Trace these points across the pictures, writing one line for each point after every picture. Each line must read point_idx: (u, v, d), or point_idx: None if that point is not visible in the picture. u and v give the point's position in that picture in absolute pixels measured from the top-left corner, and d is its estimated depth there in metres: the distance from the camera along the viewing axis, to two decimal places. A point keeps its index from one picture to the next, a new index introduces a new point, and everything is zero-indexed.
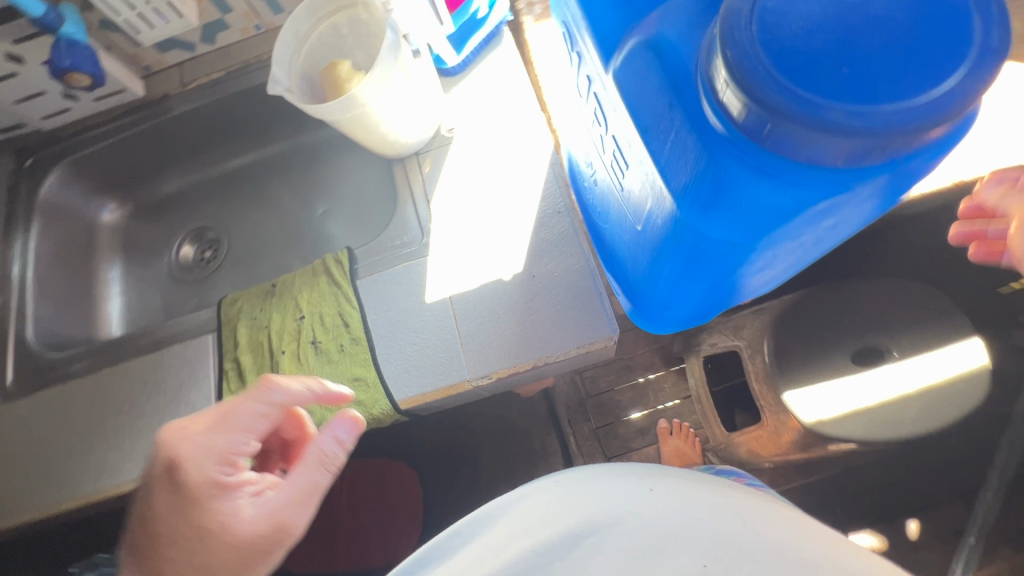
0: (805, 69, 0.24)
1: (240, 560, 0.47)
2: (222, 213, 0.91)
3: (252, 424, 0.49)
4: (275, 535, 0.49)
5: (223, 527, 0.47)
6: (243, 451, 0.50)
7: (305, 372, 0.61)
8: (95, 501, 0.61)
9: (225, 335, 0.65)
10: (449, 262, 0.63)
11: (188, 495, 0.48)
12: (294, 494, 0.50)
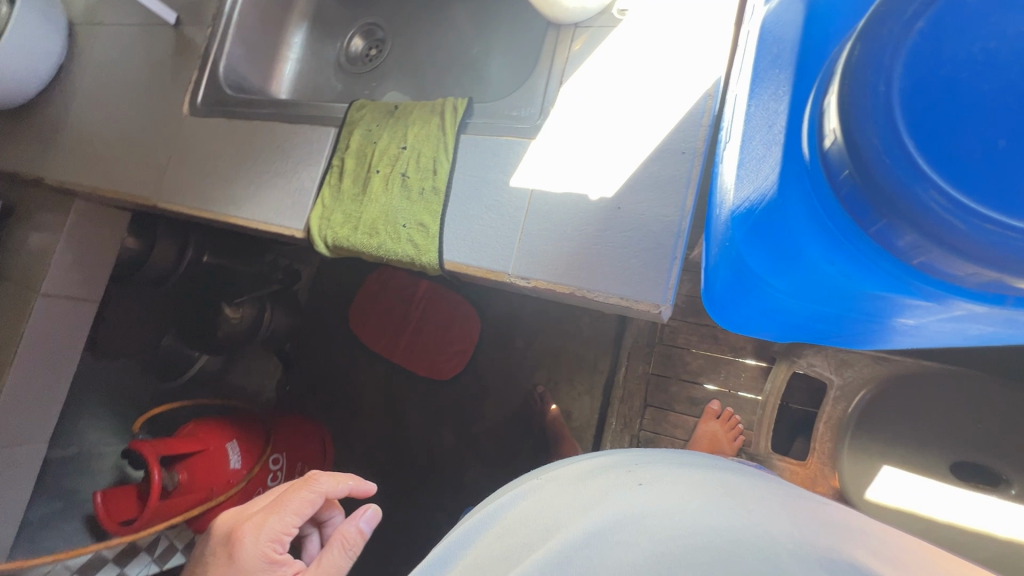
0: (928, 158, 0.24)
1: None
2: (397, 17, 0.94)
3: (296, 513, 0.48)
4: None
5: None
6: (280, 543, 0.48)
7: (387, 197, 0.66)
8: (221, 221, 0.77)
9: (343, 134, 0.71)
10: (550, 155, 0.60)
11: (239, 568, 0.45)
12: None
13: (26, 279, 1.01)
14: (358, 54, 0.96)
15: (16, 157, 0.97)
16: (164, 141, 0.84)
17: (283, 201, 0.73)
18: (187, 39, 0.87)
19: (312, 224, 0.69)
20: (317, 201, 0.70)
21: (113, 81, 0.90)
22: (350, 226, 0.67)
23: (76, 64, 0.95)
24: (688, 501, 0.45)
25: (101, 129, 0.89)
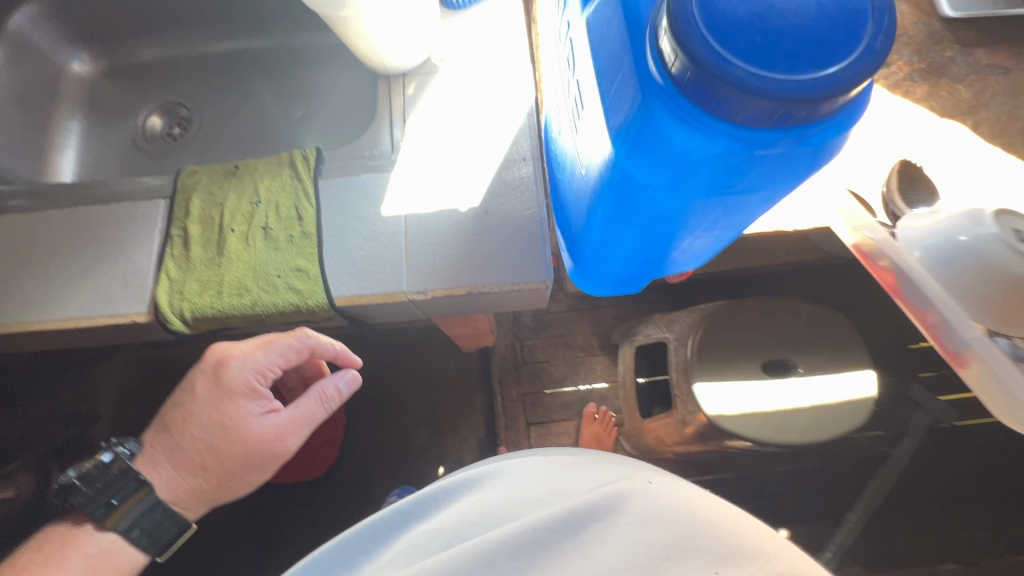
0: (728, 25, 0.28)
1: (236, 461, 0.56)
2: (197, 94, 0.90)
3: (280, 354, 0.58)
4: (267, 452, 0.57)
5: (239, 426, 0.56)
6: (262, 376, 0.58)
7: (251, 253, 0.63)
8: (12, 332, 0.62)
9: (179, 203, 0.66)
10: (410, 183, 0.66)
11: (226, 387, 0.56)
12: (291, 424, 0.58)
13: None
14: (155, 130, 0.88)
15: None
16: None
17: (110, 287, 0.63)
18: None
19: (160, 302, 0.61)
20: (160, 276, 0.62)
21: None
22: (212, 292, 0.61)
23: None
24: (653, 496, 0.44)
25: None
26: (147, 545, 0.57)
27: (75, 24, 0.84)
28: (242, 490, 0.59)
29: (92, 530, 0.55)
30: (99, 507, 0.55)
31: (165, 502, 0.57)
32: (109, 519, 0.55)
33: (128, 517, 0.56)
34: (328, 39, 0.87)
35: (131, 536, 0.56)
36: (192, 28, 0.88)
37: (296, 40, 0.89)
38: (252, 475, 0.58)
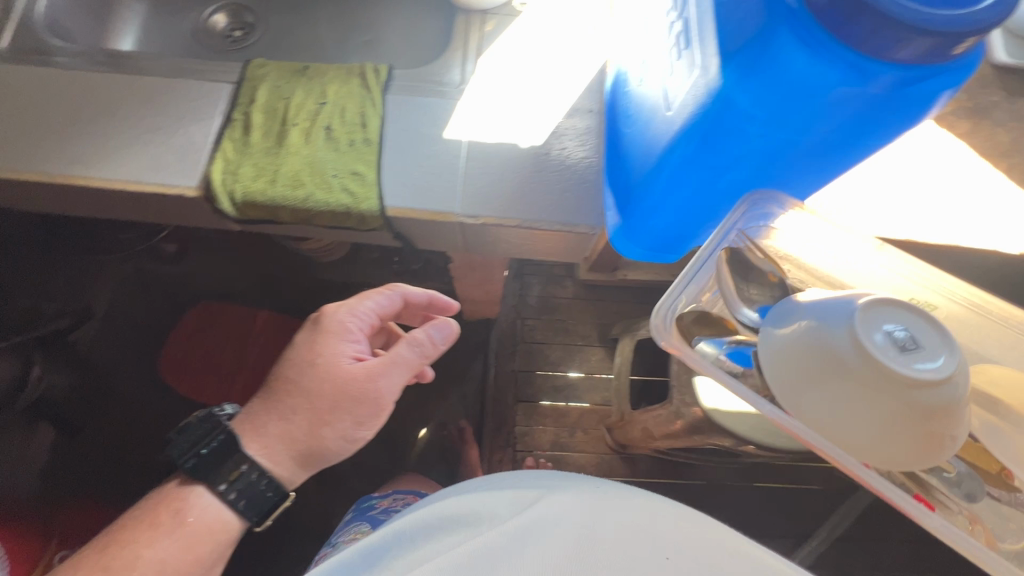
0: None
1: (324, 401, 0.60)
2: (264, 1, 0.89)
3: (372, 300, 0.65)
4: (363, 386, 0.60)
5: (333, 360, 0.61)
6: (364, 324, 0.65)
7: (310, 149, 0.63)
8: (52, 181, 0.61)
9: (244, 90, 0.66)
10: (476, 114, 0.67)
11: (322, 327, 0.63)
12: (379, 366, 0.60)
13: None
14: (217, 29, 0.87)
15: None
16: None
17: (163, 157, 0.62)
18: None
19: (213, 179, 0.60)
20: (217, 155, 0.62)
21: None
22: (266, 180, 0.61)
23: None
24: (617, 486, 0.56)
25: None
26: (242, 506, 0.62)
27: None
28: (333, 441, 0.61)
29: (196, 492, 0.62)
30: (200, 465, 0.61)
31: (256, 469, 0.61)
32: (209, 479, 0.61)
33: (222, 477, 0.61)
34: None
35: (227, 496, 0.61)
36: None
37: None
38: (347, 412, 0.60)
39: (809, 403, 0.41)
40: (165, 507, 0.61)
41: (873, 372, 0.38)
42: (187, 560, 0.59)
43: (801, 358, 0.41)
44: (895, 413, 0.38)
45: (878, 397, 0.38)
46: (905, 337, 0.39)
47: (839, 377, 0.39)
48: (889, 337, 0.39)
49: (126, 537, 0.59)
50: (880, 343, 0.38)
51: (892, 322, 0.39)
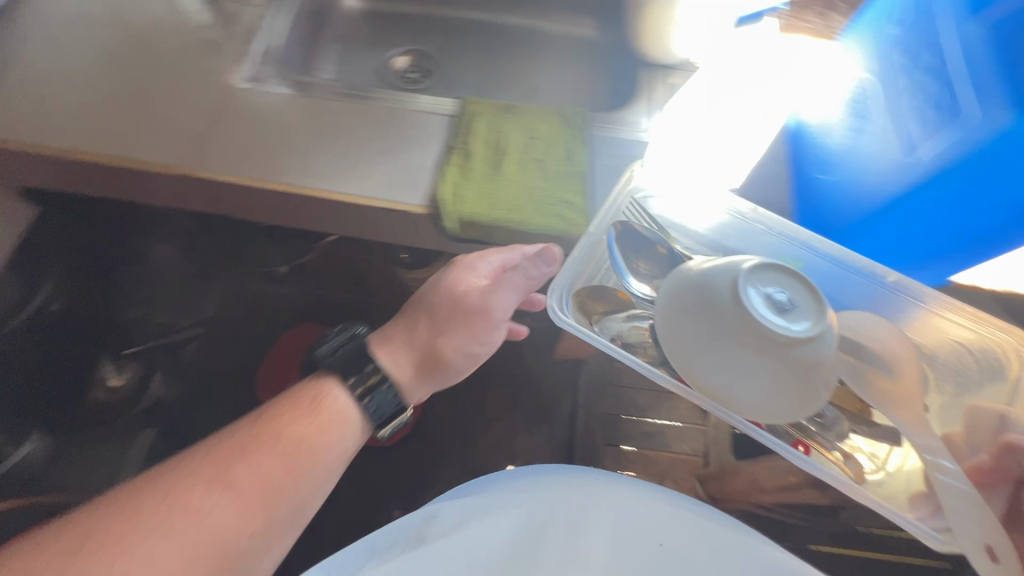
0: None
1: (442, 316, 0.65)
2: (441, 48, 0.97)
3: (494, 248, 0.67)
4: (481, 305, 0.65)
5: (454, 284, 0.65)
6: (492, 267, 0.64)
7: (525, 178, 0.68)
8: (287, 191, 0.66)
9: (461, 123, 0.72)
10: (661, 160, 0.69)
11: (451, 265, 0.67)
12: (500, 292, 0.64)
13: None
14: (400, 73, 0.95)
15: None
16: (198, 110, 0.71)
17: (389, 177, 0.68)
18: (230, 17, 0.81)
19: (441, 200, 0.65)
20: (442, 178, 0.67)
21: (110, 37, 0.78)
22: (487, 203, 0.66)
23: (47, 7, 0.79)
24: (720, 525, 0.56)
25: (75, 79, 0.73)
26: (372, 412, 0.63)
27: None
28: (453, 352, 0.66)
29: (328, 388, 0.63)
30: (339, 364, 0.64)
31: (375, 365, 0.64)
32: (347, 382, 0.63)
33: (353, 375, 0.64)
34: (578, 31, 0.95)
35: (364, 401, 0.63)
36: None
37: (547, 27, 0.97)
38: (461, 330, 0.65)
39: (718, 374, 0.50)
40: (303, 394, 0.63)
41: (733, 316, 0.47)
42: (312, 454, 0.59)
43: (686, 299, 0.51)
44: (774, 367, 0.48)
45: (737, 342, 0.48)
46: (778, 298, 0.48)
47: (694, 315, 0.50)
48: (769, 298, 0.48)
49: (270, 423, 0.60)
50: (762, 304, 0.47)
51: (771, 285, 0.48)
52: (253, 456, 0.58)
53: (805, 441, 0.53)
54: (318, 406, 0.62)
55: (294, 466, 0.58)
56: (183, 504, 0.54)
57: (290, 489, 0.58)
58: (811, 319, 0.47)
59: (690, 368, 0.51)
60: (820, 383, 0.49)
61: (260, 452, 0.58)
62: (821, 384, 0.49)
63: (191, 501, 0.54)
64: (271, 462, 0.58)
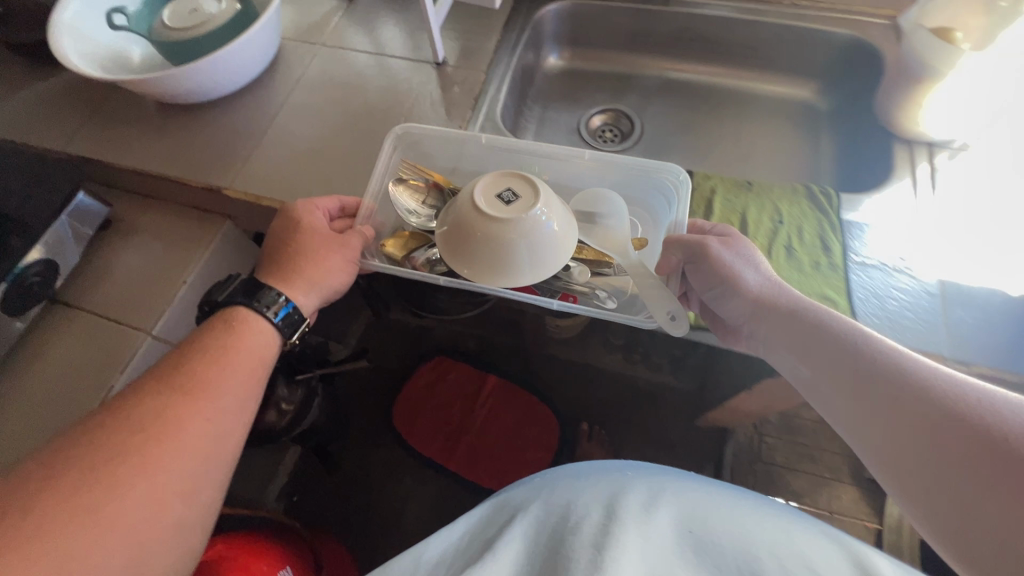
0: None
1: (306, 258, 0.65)
2: (641, 108, 0.94)
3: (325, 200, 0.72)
4: (308, 227, 0.67)
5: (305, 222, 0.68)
6: (333, 208, 0.71)
7: (773, 268, 0.62)
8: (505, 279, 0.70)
9: (698, 200, 0.68)
10: (928, 257, 0.61)
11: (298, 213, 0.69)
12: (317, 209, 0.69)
13: (119, 311, 0.74)
14: (597, 132, 0.94)
15: (163, 155, 0.78)
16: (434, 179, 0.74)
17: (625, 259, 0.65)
18: (452, 82, 0.82)
19: None
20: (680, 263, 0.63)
21: (345, 102, 0.81)
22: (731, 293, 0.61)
23: (289, 74, 0.84)
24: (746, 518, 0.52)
25: (323, 148, 0.78)
26: (280, 320, 0.63)
27: (572, 28, 0.94)
28: (332, 273, 0.66)
29: (247, 314, 0.62)
30: (238, 293, 0.63)
31: (281, 288, 0.64)
32: (252, 299, 0.62)
33: (248, 291, 0.63)
34: (794, 96, 0.90)
35: (265, 310, 0.62)
36: (662, 52, 0.94)
37: (758, 88, 0.91)
38: (335, 256, 0.66)
39: (526, 258, 0.67)
40: (220, 321, 0.62)
41: (507, 226, 0.65)
42: (247, 361, 0.60)
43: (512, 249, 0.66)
44: (481, 234, 0.66)
45: (507, 233, 0.65)
46: (510, 197, 0.67)
47: (510, 238, 0.66)
48: (498, 197, 0.67)
49: (196, 342, 0.59)
50: (486, 202, 0.66)
51: (499, 189, 0.68)
52: (190, 362, 0.57)
53: (567, 291, 0.72)
54: (240, 328, 0.61)
55: (252, 384, 0.59)
56: (182, 411, 0.53)
57: (220, 372, 0.57)
58: (533, 204, 0.66)
59: (526, 271, 0.68)
60: (549, 244, 0.67)
61: (192, 360, 0.57)
62: (556, 239, 0.68)
63: (186, 413, 0.53)
64: (218, 372, 0.57)
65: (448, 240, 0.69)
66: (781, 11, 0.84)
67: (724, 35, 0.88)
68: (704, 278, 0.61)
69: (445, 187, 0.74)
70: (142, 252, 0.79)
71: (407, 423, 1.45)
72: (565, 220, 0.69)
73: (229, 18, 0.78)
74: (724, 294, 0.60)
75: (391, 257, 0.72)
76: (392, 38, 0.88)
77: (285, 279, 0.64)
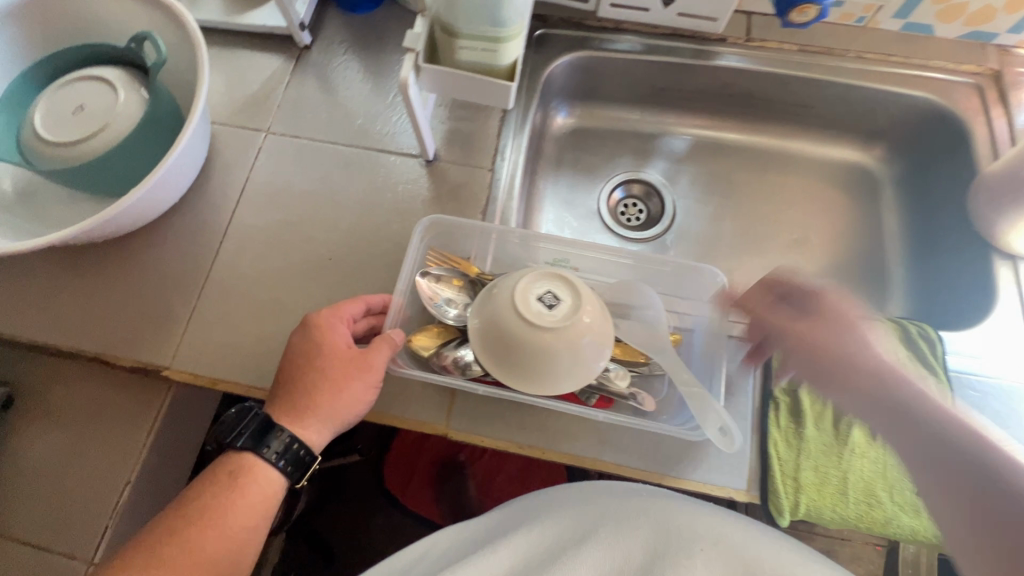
0: None
1: (323, 391, 0.47)
2: (672, 178, 0.79)
3: (349, 303, 0.52)
4: (319, 346, 0.48)
5: (318, 341, 0.48)
6: (358, 313, 0.52)
7: (878, 450, 0.52)
8: (546, 459, 0.53)
9: (778, 356, 0.56)
10: None
11: (311, 326, 0.49)
12: (335, 324, 0.50)
13: (42, 532, 0.57)
14: (618, 210, 0.78)
15: (74, 321, 0.59)
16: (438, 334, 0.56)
17: (701, 445, 0.52)
18: (449, 183, 0.64)
19: (776, 485, 0.50)
20: (770, 450, 0.51)
21: (312, 219, 0.62)
22: (835, 490, 0.50)
23: (231, 181, 0.64)
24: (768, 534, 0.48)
25: (293, 292, 0.59)
26: (287, 464, 0.47)
27: (584, 81, 0.75)
28: (347, 410, 0.48)
29: (254, 461, 0.46)
30: (234, 429, 0.47)
31: (290, 427, 0.47)
32: (257, 443, 0.46)
33: (251, 427, 0.46)
34: (847, 161, 0.77)
35: (271, 455, 0.46)
36: (691, 107, 0.78)
37: (803, 151, 0.78)
38: (359, 382, 0.48)
39: (575, 368, 0.49)
40: (226, 471, 0.46)
41: (554, 335, 0.47)
42: (245, 526, 0.45)
43: (565, 359, 0.48)
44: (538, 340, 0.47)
45: (552, 343, 0.47)
46: (553, 300, 0.48)
47: (557, 348, 0.47)
48: (536, 299, 0.48)
49: (193, 495, 0.45)
50: (531, 310, 0.47)
51: (540, 289, 0.48)
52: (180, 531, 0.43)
53: (604, 393, 0.54)
54: (241, 482, 0.46)
55: (257, 527, 0.46)
56: None
57: (220, 538, 0.44)
58: (581, 305, 0.48)
59: (574, 381, 0.50)
60: (598, 349, 0.49)
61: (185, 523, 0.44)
62: (604, 340, 0.50)
63: None
64: (210, 537, 0.44)
65: (481, 345, 0.50)
66: (843, 66, 0.69)
67: (771, 91, 0.73)
68: (801, 357, 0.52)
69: (476, 275, 0.58)
70: (63, 441, 0.59)
71: (400, 482, 1.15)
72: (607, 317, 0.52)
73: (136, 122, 0.56)
74: (821, 374, 0.51)
75: (418, 355, 0.55)
76: (360, 114, 0.67)
77: (291, 416, 0.47)
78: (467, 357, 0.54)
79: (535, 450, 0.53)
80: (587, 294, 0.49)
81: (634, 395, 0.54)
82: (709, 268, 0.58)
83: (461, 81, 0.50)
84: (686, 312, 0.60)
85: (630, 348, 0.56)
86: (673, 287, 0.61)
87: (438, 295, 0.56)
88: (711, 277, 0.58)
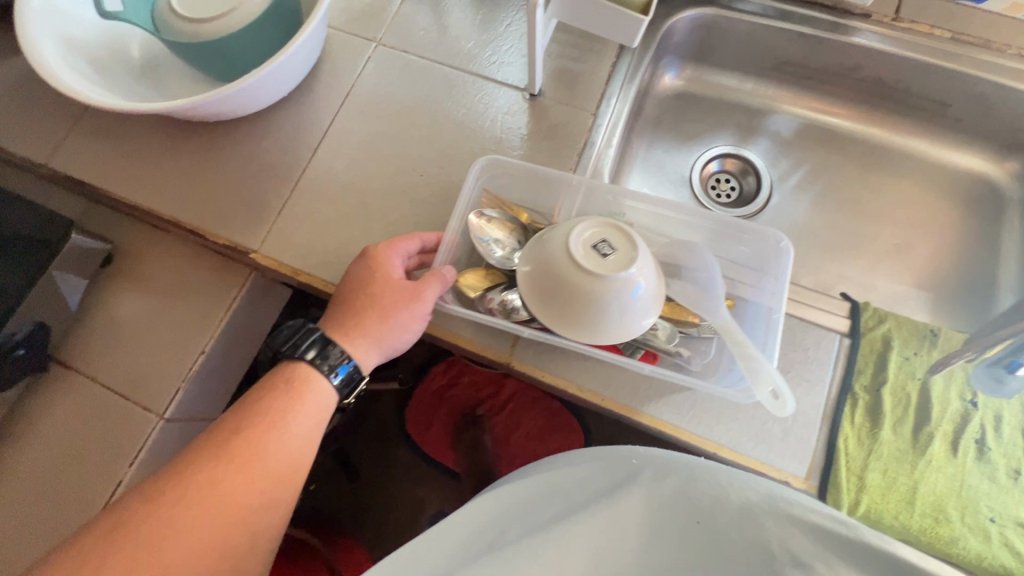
0: None
1: (371, 318, 0.48)
2: (773, 160, 0.75)
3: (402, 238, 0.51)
4: (372, 275, 0.49)
5: (369, 271, 0.49)
6: (413, 249, 0.52)
7: (959, 469, 0.48)
8: (603, 407, 0.51)
9: (866, 353, 0.52)
10: None
11: (366, 257, 0.50)
12: (388, 255, 0.50)
13: (124, 383, 0.61)
14: (710, 182, 0.75)
15: (176, 191, 0.62)
16: (495, 272, 0.54)
17: (766, 425, 0.49)
18: (549, 121, 0.62)
19: (837, 481, 0.47)
20: (837, 442, 0.49)
21: (409, 135, 0.62)
22: (900, 498, 0.47)
23: (338, 85, 0.65)
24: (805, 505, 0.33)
25: (380, 201, 0.60)
26: (339, 380, 0.48)
27: (702, 42, 0.72)
28: (396, 338, 0.49)
29: (310, 372, 0.47)
30: (292, 340, 0.48)
31: (342, 344, 0.48)
32: (317, 356, 0.47)
33: (313, 341, 0.48)
34: (973, 170, 0.71)
35: (328, 370, 0.47)
36: (810, 87, 0.73)
37: (924, 153, 0.72)
38: (407, 311, 0.48)
39: (623, 322, 0.48)
40: (282, 379, 0.47)
41: (607, 285, 0.46)
42: (299, 434, 0.46)
43: (615, 313, 0.47)
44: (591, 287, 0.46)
45: (604, 294, 0.46)
46: (608, 249, 0.47)
47: (609, 299, 0.46)
48: (591, 246, 0.47)
49: (249, 405, 0.46)
50: (584, 256, 0.46)
51: (595, 236, 0.47)
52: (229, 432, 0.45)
53: (649, 350, 0.52)
54: (298, 392, 0.47)
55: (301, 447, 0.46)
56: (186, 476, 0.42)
57: (280, 441, 0.45)
58: (635, 259, 0.47)
59: (615, 336, 0.48)
60: (646, 308, 0.48)
61: (246, 425, 0.45)
62: (652, 301, 0.49)
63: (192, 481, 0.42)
64: (270, 436, 0.44)
65: (530, 293, 0.49)
66: (998, 63, 0.63)
67: (907, 79, 0.67)
68: None
69: (528, 222, 0.56)
70: (150, 302, 0.63)
71: (421, 427, 1.17)
72: (658, 280, 0.50)
73: (262, 8, 0.57)
74: None
75: (464, 295, 0.53)
76: (472, 38, 0.66)
77: (341, 334, 0.48)
78: (515, 302, 0.52)
79: (592, 395, 0.51)
80: (645, 252, 0.48)
81: (681, 353, 0.52)
82: (772, 231, 0.53)
83: (593, 8, 0.49)
84: (745, 282, 0.55)
85: (679, 307, 0.53)
86: (731, 255, 0.56)
87: (487, 231, 0.54)
88: (774, 241, 0.53)
